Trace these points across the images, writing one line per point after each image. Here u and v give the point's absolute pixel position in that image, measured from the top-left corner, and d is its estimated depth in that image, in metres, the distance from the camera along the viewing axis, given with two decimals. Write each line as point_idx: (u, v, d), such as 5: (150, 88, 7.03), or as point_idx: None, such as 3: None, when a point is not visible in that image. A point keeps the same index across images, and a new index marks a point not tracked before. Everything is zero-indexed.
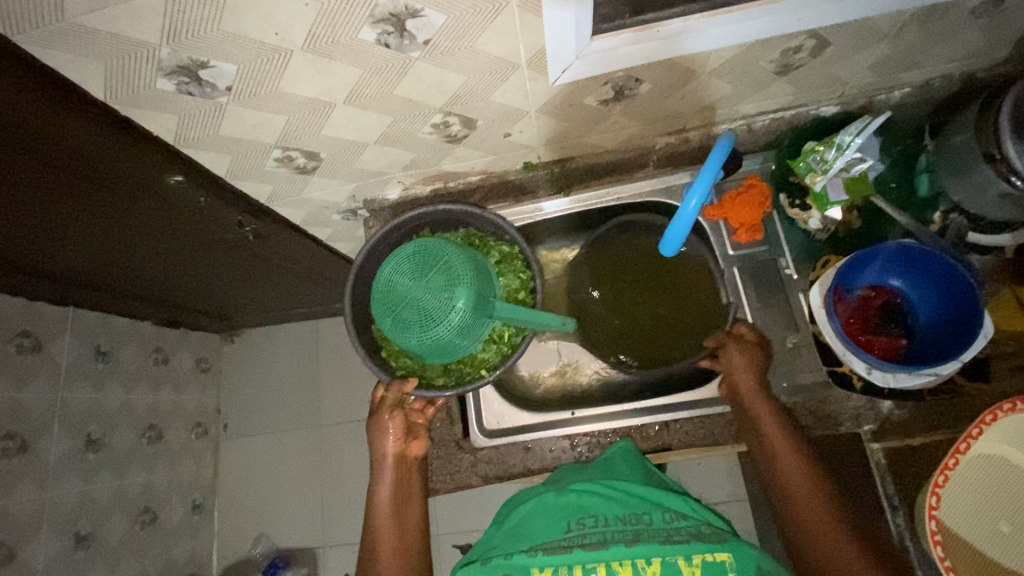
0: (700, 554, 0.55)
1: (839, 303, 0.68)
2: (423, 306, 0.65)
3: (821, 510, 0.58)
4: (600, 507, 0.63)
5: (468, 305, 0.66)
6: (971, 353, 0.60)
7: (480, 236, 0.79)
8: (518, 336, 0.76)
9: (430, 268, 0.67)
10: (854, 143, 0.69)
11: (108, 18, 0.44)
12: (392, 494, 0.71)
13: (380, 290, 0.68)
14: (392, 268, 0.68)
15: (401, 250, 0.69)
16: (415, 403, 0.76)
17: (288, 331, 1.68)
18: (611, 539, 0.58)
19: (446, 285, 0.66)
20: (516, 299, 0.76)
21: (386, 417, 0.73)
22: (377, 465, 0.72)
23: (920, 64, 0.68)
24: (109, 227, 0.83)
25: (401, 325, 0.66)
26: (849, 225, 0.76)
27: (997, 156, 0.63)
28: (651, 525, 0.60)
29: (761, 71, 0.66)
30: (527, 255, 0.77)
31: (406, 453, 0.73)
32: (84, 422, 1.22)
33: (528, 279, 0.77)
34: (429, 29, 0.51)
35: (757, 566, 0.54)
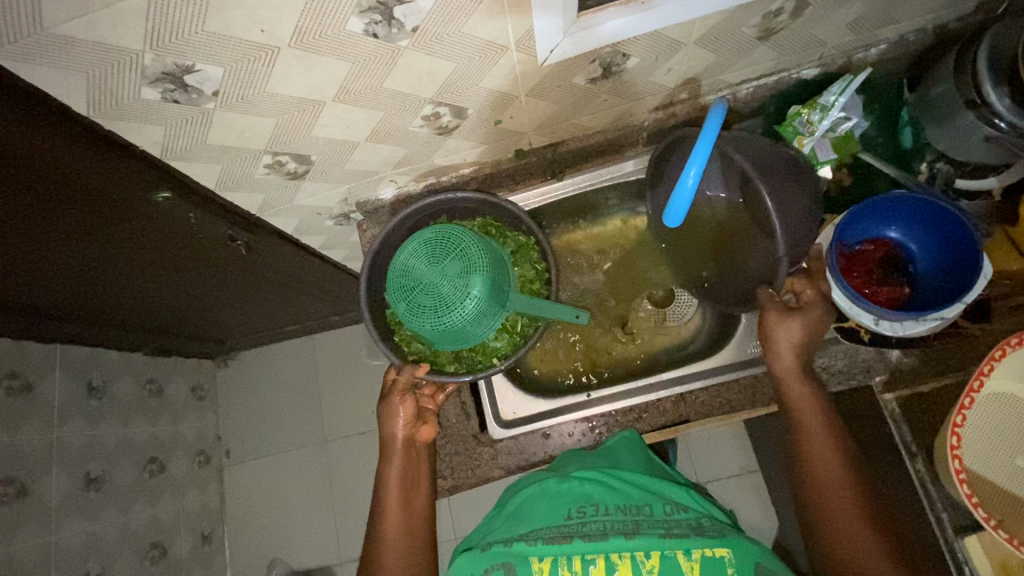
0: (701, 550, 0.55)
1: (842, 258, 0.69)
2: (438, 291, 0.65)
3: (843, 492, 0.58)
4: (603, 497, 0.63)
5: (483, 296, 0.65)
6: (975, 293, 0.61)
7: (495, 224, 0.78)
8: (529, 327, 0.76)
9: (449, 254, 0.67)
10: (838, 102, 0.72)
11: (89, 25, 0.43)
12: (401, 477, 0.70)
13: (396, 270, 0.68)
14: (409, 251, 0.68)
15: (419, 236, 0.69)
16: (427, 390, 0.75)
17: (284, 349, 1.66)
18: (612, 530, 0.58)
19: (463, 271, 0.66)
20: (531, 289, 0.76)
21: (398, 401, 0.71)
22: (388, 448, 0.71)
23: (894, 18, 0.69)
24: (95, 253, 0.80)
25: (415, 310, 0.66)
26: (839, 183, 0.78)
27: (978, 101, 0.65)
28: (651, 516, 0.60)
29: (743, 37, 0.66)
30: (544, 247, 0.77)
31: (416, 437, 0.72)
32: (83, 460, 1.19)
33: (543, 271, 0.78)
34: (417, 15, 0.50)
35: (756, 562, 0.55)
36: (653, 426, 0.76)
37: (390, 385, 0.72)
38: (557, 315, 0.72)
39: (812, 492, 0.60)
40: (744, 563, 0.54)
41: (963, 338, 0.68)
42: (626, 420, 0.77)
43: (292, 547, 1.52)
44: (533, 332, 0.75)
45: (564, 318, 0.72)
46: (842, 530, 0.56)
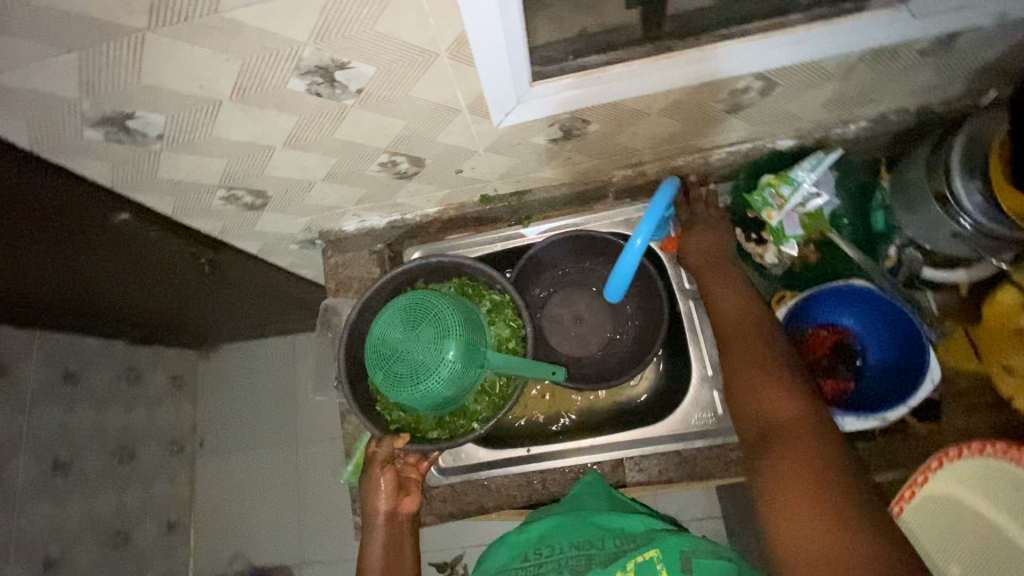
0: (632, 558, 0.52)
1: (793, 344, 0.68)
2: (414, 359, 0.65)
3: (751, 356, 0.62)
4: (556, 536, 0.61)
5: (458, 359, 0.65)
6: (919, 398, 0.60)
7: (473, 285, 0.77)
8: (507, 386, 0.73)
9: (421, 321, 0.67)
10: (809, 178, 0.71)
11: (21, 77, 0.43)
12: (384, 556, 0.66)
13: (374, 340, 0.68)
14: (385, 321, 0.68)
15: (395, 302, 0.69)
16: (411, 457, 0.73)
17: (265, 346, 1.67)
18: (567, 569, 0.55)
19: (438, 336, 0.65)
20: (507, 349, 0.73)
21: (378, 474, 0.69)
22: (369, 522, 0.69)
23: (872, 100, 0.68)
24: (59, 259, 0.81)
25: (394, 377, 0.65)
26: (805, 259, 0.76)
27: (947, 196, 0.63)
28: (604, 550, 0.56)
29: (712, 110, 0.65)
30: (519, 303, 0.74)
31: (399, 509, 0.70)
32: (52, 446, 1.21)
33: (518, 328, 0.74)
34: (361, 79, 0.50)
35: (682, 553, 0.51)
36: None
37: (370, 456, 0.70)
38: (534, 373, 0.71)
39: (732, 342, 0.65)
40: (670, 555, 0.51)
41: (908, 434, 0.67)
42: (565, 478, 0.76)
43: (254, 543, 1.55)
44: (512, 393, 0.72)
45: (542, 376, 0.72)
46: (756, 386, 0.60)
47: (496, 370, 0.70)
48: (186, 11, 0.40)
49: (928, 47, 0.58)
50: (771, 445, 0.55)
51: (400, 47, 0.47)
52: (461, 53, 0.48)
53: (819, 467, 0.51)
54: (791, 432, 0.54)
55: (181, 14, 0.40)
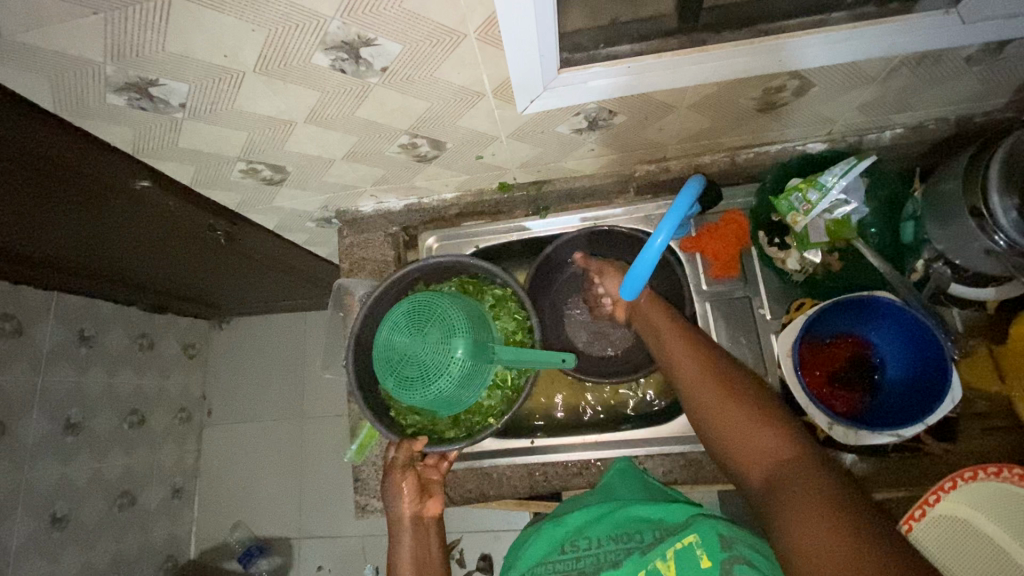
0: (672, 546, 0.50)
1: (808, 353, 0.66)
2: (423, 361, 0.63)
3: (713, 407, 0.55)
4: (590, 528, 0.58)
5: (467, 356, 0.63)
6: (937, 416, 0.59)
7: (473, 281, 0.77)
8: (519, 377, 0.73)
9: (426, 322, 0.65)
10: (838, 184, 0.67)
11: (48, 36, 0.43)
12: (412, 559, 0.63)
13: (379, 346, 0.66)
14: (390, 326, 0.66)
15: (395, 309, 0.67)
16: (430, 458, 0.72)
17: (275, 321, 1.68)
18: (603, 562, 0.53)
19: (444, 337, 0.64)
20: (516, 341, 0.73)
21: (399, 479, 0.68)
22: (396, 528, 0.67)
23: (911, 106, 0.65)
24: (77, 222, 0.82)
25: (403, 383, 0.63)
26: (828, 267, 0.73)
27: (982, 211, 0.60)
28: (640, 536, 0.54)
29: (743, 107, 0.63)
30: (522, 297, 0.74)
31: (423, 512, 0.68)
32: (65, 406, 1.23)
33: (524, 319, 0.74)
34: (386, 57, 0.49)
35: (719, 535, 0.49)
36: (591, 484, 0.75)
37: (389, 463, 0.70)
38: (545, 361, 0.70)
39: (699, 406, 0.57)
40: (709, 539, 0.49)
41: (922, 453, 0.65)
42: (566, 473, 0.75)
43: (256, 513, 1.57)
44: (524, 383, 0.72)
45: (552, 363, 0.71)
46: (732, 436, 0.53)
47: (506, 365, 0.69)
48: None
49: (975, 53, 0.55)
50: (777, 492, 0.46)
51: (428, 26, 0.45)
52: (489, 35, 0.47)
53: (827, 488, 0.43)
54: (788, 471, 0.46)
55: None
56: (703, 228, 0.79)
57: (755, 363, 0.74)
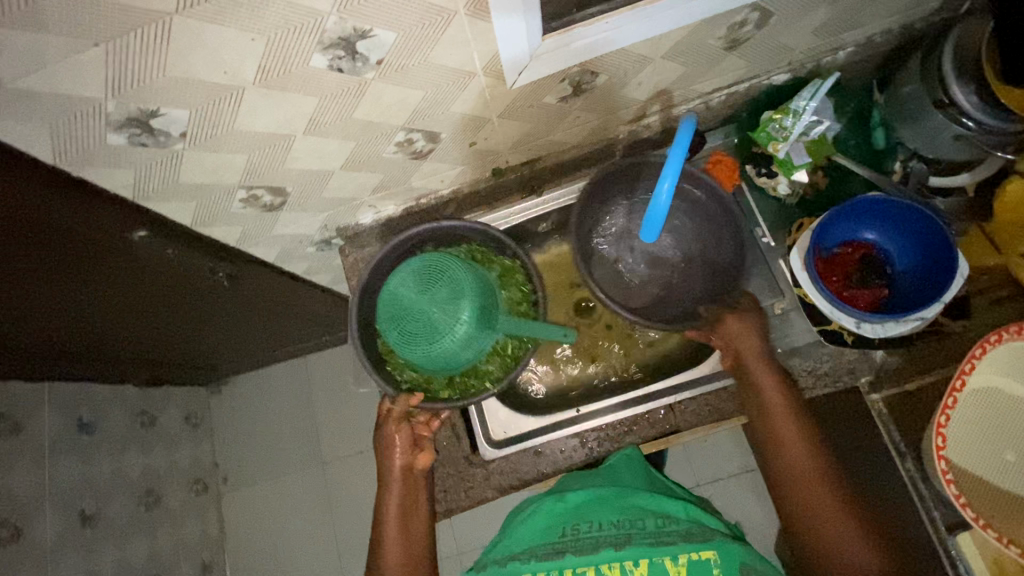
0: (687, 554, 0.57)
1: (822, 263, 0.71)
2: (428, 317, 0.65)
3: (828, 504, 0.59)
4: (596, 512, 0.65)
5: (471, 319, 0.65)
6: (954, 292, 0.63)
7: (482, 249, 0.77)
8: (520, 348, 0.74)
9: (435, 281, 0.67)
10: (809, 107, 0.73)
11: (50, 78, 0.43)
12: (401, 507, 0.68)
13: (386, 299, 0.67)
14: (398, 280, 0.67)
15: (407, 263, 0.69)
16: (421, 416, 0.73)
17: (274, 373, 1.62)
18: (603, 543, 0.60)
19: (451, 297, 0.66)
20: (519, 311, 0.75)
21: (393, 431, 0.70)
22: (386, 478, 0.70)
23: (859, 23, 0.70)
24: (70, 296, 0.79)
25: (407, 337, 0.65)
26: (816, 186, 0.79)
27: (946, 101, 0.65)
28: (644, 529, 0.61)
29: (711, 49, 0.67)
30: (529, 268, 0.75)
31: (413, 466, 0.71)
32: (77, 498, 1.16)
33: (530, 293, 0.76)
34: (381, 49, 0.50)
35: (741, 564, 0.56)
36: (644, 438, 0.75)
37: (385, 415, 0.71)
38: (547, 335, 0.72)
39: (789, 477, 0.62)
40: (727, 561, 0.56)
41: (944, 335, 0.69)
42: (617, 434, 0.76)
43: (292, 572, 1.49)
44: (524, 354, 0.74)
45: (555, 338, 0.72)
46: (834, 538, 0.57)
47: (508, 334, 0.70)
48: None
49: None
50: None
51: (419, 7, 0.47)
52: (478, 9, 0.49)
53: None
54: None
55: None
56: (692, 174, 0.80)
57: (771, 288, 0.77)
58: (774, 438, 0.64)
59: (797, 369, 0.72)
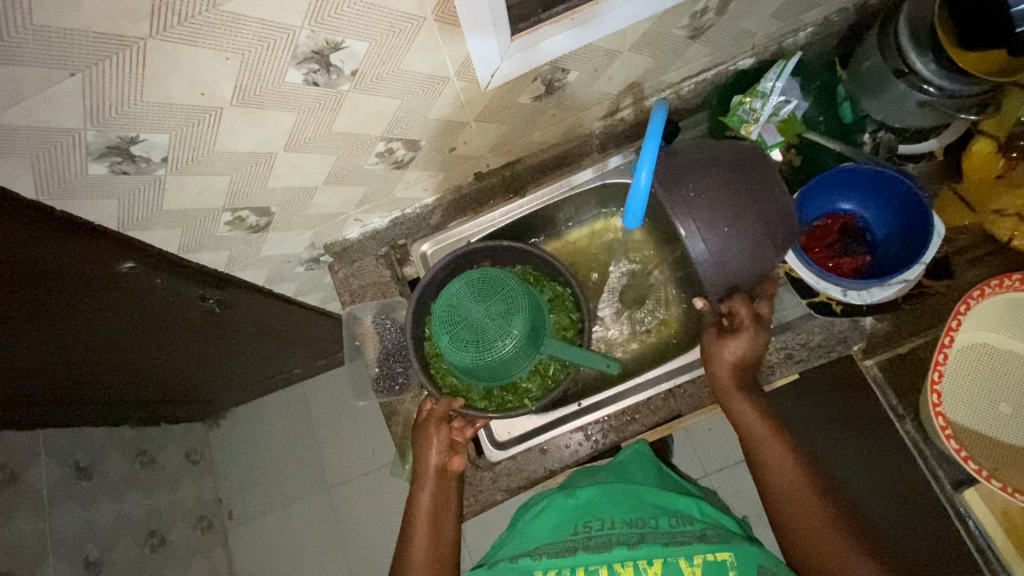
0: (702, 554, 0.56)
1: (803, 236, 0.73)
2: (481, 327, 0.67)
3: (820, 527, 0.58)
4: (606, 509, 0.64)
5: (523, 336, 0.67)
6: (932, 252, 0.66)
7: (535, 273, 0.79)
8: (560, 371, 0.76)
9: (492, 293, 0.69)
10: (776, 86, 0.75)
11: (27, 110, 0.43)
12: (431, 505, 0.67)
13: (440, 305, 0.69)
14: (457, 288, 0.70)
15: (466, 274, 0.71)
16: (458, 422, 0.72)
17: (272, 401, 1.60)
18: (617, 541, 0.59)
19: (506, 311, 0.67)
20: (565, 336, 0.76)
21: (432, 431, 0.69)
22: (420, 476, 0.69)
23: (816, 3, 0.73)
24: (61, 337, 0.78)
25: (458, 343, 0.67)
26: (791, 163, 0.81)
27: (906, 71, 0.67)
28: (657, 527, 0.60)
29: (676, 38, 0.69)
30: (579, 295, 0.77)
31: (448, 467, 0.69)
32: (80, 545, 1.13)
33: (577, 320, 0.77)
34: (354, 60, 0.51)
35: (758, 565, 0.55)
36: (647, 425, 0.76)
37: (425, 416, 0.71)
38: (591, 364, 0.71)
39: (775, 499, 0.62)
40: (746, 562, 0.56)
41: (930, 296, 0.70)
42: (619, 424, 0.76)
43: None
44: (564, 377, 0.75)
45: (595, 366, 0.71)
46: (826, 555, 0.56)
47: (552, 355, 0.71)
48: (186, 10, 0.41)
49: None
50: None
51: (389, 16, 0.48)
52: (446, 14, 0.51)
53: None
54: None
55: (182, 12, 0.41)
56: None
57: None
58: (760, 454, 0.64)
59: (790, 342, 0.72)
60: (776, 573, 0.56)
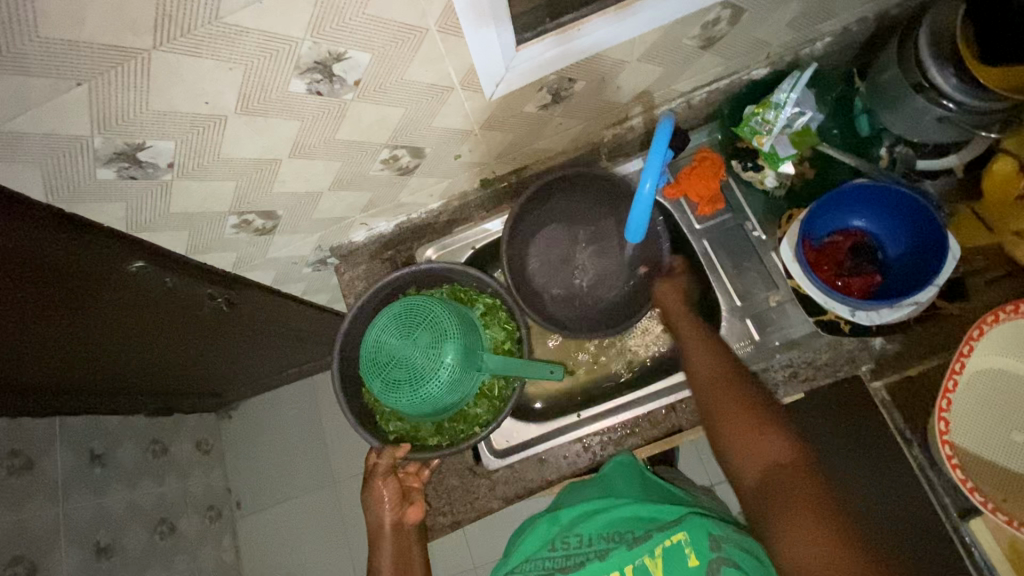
0: (660, 545, 0.57)
1: (812, 253, 0.71)
2: (412, 364, 0.64)
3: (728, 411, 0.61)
4: (583, 525, 0.63)
5: (455, 362, 0.65)
6: (945, 274, 0.64)
7: (464, 289, 0.78)
8: (506, 389, 0.74)
9: (417, 324, 0.66)
10: (790, 98, 0.73)
11: (36, 118, 0.44)
12: (393, 564, 0.67)
13: (368, 347, 0.67)
14: (381, 326, 0.67)
15: (388, 309, 0.68)
16: (409, 467, 0.73)
17: (281, 395, 1.62)
18: (589, 556, 0.60)
19: (435, 340, 0.65)
20: (504, 351, 0.74)
21: (380, 486, 0.69)
22: (376, 534, 0.69)
23: (834, 13, 0.71)
24: (74, 332, 0.80)
25: (391, 385, 0.64)
26: (803, 177, 0.79)
27: (925, 85, 0.65)
28: (627, 533, 0.60)
29: (686, 48, 0.68)
30: (511, 304, 0.76)
31: (404, 520, 0.70)
32: (92, 530, 1.16)
33: (514, 329, 0.76)
34: (357, 70, 0.51)
35: (711, 535, 0.56)
36: (647, 439, 0.75)
37: (371, 469, 0.70)
38: (532, 373, 0.70)
39: (704, 391, 0.64)
40: (699, 537, 0.56)
41: (942, 317, 0.68)
42: (619, 438, 0.76)
43: None
44: (511, 394, 0.73)
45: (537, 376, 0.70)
46: (751, 440, 0.58)
47: (494, 373, 0.70)
48: (189, 22, 0.41)
49: None
50: (771, 490, 0.54)
51: (390, 27, 0.48)
52: (449, 24, 0.50)
53: (827, 502, 0.52)
54: (793, 478, 0.54)
55: (185, 24, 0.41)
56: (680, 172, 0.82)
57: (765, 281, 0.76)
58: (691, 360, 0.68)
59: (796, 361, 0.71)
60: (727, 537, 0.57)
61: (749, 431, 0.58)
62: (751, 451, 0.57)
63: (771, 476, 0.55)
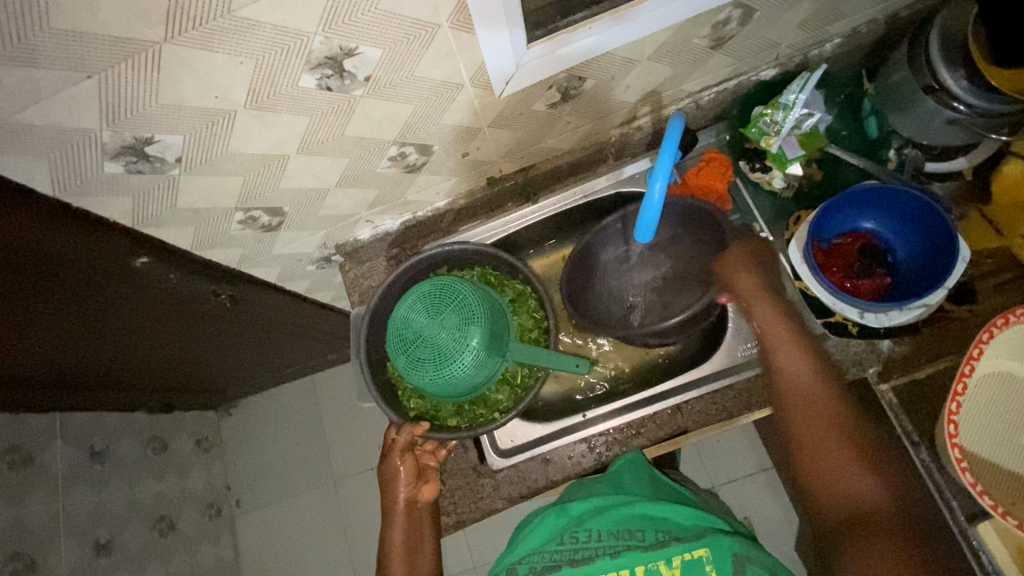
0: (679, 555, 0.56)
1: (821, 255, 0.71)
2: (437, 343, 0.64)
3: (829, 441, 0.58)
4: (595, 520, 0.62)
5: (481, 346, 0.64)
6: (954, 278, 0.64)
7: (496, 274, 0.78)
8: (529, 377, 0.73)
9: (444, 307, 0.66)
10: (799, 100, 0.73)
11: (44, 110, 0.44)
12: (405, 540, 0.68)
13: (395, 323, 0.67)
14: (408, 305, 0.67)
15: (418, 288, 0.68)
16: (427, 445, 0.74)
17: (282, 393, 1.62)
18: (597, 553, 0.59)
19: (462, 323, 0.65)
20: (530, 339, 0.74)
21: (397, 462, 0.71)
22: (389, 511, 0.70)
23: (844, 14, 0.70)
24: (77, 327, 0.79)
25: (415, 362, 0.64)
26: (811, 178, 0.79)
27: (936, 87, 0.65)
28: (639, 533, 0.59)
29: (697, 48, 0.67)
30: (541, 294, 0.76)
31: (418, 498, 0.71)
32: (91, 527, 1.16)
33: (542, 320, 0.76)
34: (368, 65, 0.51)
35: (734, 554, 0.56)
36: (652, 440, 0.74)
37: (390, 444, 0.72)
38: (560, 366, 0.70)
39: (793, 409, 0.62)
40: (722, 557, 0.55)
41: (950, 320, 0.68)
42: (624, 438, 0.75)
43: None
44: (533, 383, 0.72)
45: (565, 368, 0.71)
46: (838, 471, 0.57)
47: (519, 361, 0.69)
48: (201, 15, 0.41)
49: None
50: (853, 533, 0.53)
51: (403, 23, 0.48)
52: (461, 21, 0.50)
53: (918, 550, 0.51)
54: (879, 525, 0.53)
55: (197, 17, 0.41)
56: (687, 172, 0.82)
57: None
58: (780, 369, 0.65)
59: None
60: (751, 560, 0.56)
61: (840, 458, 0.57)
62: (833, 483, 0.57)
63: (863, 517, 0.54)
